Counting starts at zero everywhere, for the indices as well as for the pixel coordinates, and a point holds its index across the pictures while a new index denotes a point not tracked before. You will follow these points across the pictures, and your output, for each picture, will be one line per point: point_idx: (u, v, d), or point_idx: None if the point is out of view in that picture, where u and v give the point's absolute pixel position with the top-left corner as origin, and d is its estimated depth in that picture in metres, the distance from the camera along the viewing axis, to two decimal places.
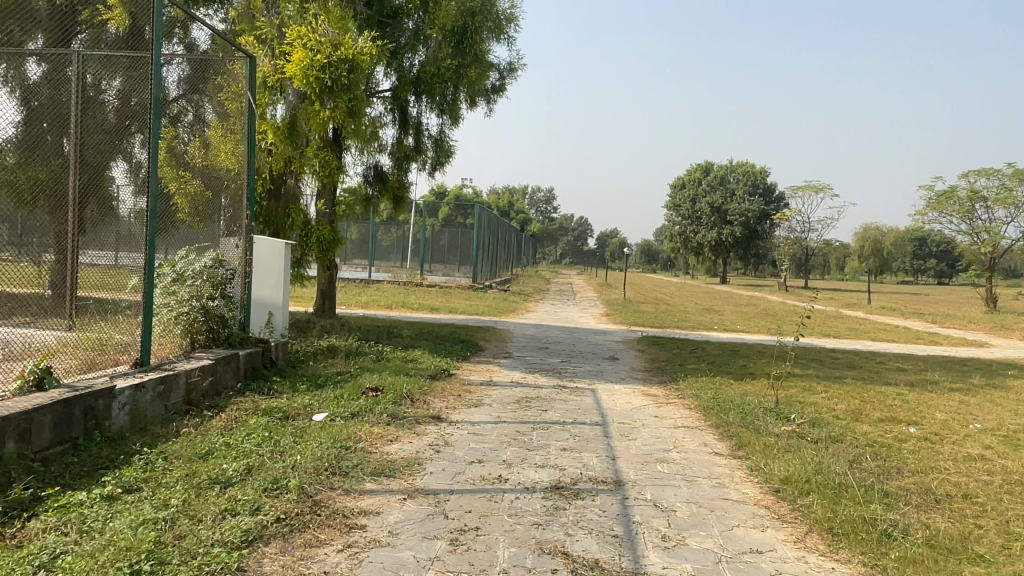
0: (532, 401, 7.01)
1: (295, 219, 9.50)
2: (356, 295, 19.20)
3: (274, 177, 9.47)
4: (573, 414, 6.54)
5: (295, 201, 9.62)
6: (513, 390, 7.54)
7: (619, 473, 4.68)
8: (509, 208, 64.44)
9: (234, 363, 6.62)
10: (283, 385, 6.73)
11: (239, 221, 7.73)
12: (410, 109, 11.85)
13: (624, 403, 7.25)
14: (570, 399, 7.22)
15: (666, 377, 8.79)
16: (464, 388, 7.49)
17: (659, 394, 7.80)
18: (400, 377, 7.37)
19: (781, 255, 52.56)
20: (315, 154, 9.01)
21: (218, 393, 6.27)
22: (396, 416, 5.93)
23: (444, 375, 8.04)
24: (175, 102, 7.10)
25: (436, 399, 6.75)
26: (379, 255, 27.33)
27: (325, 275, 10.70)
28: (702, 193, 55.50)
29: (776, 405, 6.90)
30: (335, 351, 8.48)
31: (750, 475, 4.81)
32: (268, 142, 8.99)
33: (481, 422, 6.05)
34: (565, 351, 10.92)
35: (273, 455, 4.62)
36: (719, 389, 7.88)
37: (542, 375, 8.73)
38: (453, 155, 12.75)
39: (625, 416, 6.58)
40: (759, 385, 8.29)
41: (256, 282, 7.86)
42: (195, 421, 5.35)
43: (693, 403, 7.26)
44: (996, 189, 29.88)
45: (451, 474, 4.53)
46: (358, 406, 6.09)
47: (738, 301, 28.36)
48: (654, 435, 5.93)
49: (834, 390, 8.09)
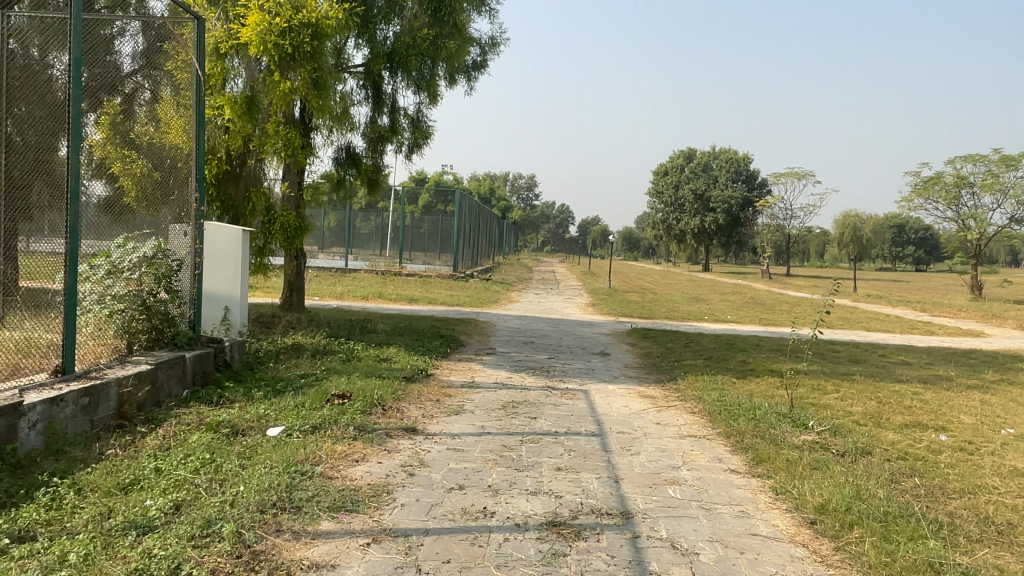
0: (519, 407, 6.27)
1: (256, 204, 8.54)
2: (332, 286, 18.34)
3: (231, 158, 8.60)
4: (565, 422, 5.81)
5: (257, 184, 8.75)
6: (497, 394, 6.79)
7: (625, 502, 3.96)
8: (490, 196, 63.64)
9: (179, 367, 5.79)
10: (237, 392, 5.90)
11: (187, 205, 6.76)
12: (384, 86, 10.99)
13: (621, 407, 6.53)
14: (561, 404, 6.49)
15: (664, 376, 8.10)
16: (443, 391, 6.71)
17: (658, 396, 7.09)
18: (371, 380, 6.58)
19: (764, 243, 52.27)
20: (275, 130, 8.07)
21: (159, 404, 5.43)
22: (364, 429, 5.15)
23: (421, 376, 7.26)
24: (129, 79, 6.64)
25: (411, 407, 5.97)
26: (357, 242, 26.71)
27: (292, 265, 9.85)
28: (685, 179, 55.06)
29: (789, 410, 6.23)
30: (300, 350, 7.65)
31: (776, 501, 4.12)
32: (226, 119, 8.10)
33: (462, 434, 5.30)
34: (552, 346, 10.20)
35: (211, 487, 3.83)
36: (724, 390, 7.20)
37: (529, 374, 7.98)
38: (432, 136, 11.91)
39: (624, 424, 5.86)
40: (766, 385, 7.61)
41: (208, 276, 7.10)
42: (123, 442, 4.54)
43: (698, 407, 6.56)
44: (982, 175, 29.56)
45: (426, 508, 3.76)
46: (320, 417, 5.30)
47: (724, 290, 27.84)
48: (660, 447, 5.22)
49: (845, 390, 7.43)
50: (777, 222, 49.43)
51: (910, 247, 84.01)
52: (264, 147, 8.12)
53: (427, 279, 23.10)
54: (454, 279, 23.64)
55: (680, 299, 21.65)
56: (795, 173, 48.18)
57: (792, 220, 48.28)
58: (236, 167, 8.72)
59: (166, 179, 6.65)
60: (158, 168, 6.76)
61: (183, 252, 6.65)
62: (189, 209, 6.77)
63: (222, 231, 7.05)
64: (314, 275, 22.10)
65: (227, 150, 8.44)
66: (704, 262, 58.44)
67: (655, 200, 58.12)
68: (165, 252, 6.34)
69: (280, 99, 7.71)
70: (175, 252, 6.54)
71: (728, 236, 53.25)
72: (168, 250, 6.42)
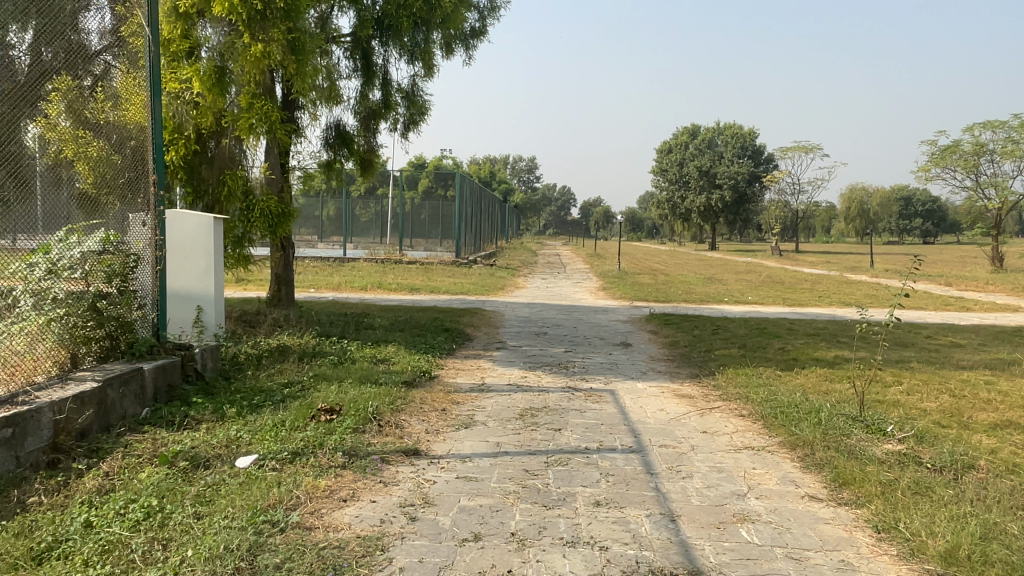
0: (539, 415, 5.35)
1: (233, 188, 7.56)
2: (328, 276, 17.40)
3: (201, 137, 7.56)
4: (595, 434, 4.88)
5: (233, 166, 7.64)
6: (512, 399, 5.86)
7: (691, 554, 3.05)
8: (490, 180, 62.61)
9: (136, 382, 4.88)
10: (204, 409, 4.97)
11: (143, 189, 5.69)
12: (374, 55, 10.05)
13: (657, 411, 5.60)
14: (588, 411, 5.56)
15: (699, 369, 7.16)
16: (450, 398, 5.79)
17: (697, 395, 6.16)
18: (365, 388, 5.66)
19: (771, 219, 51.08)
20: (249, 103, 7.07)
21: (108, 428, 4.52)
22: (355, 453, 4.24)
23: (424, 380, 6.34)
24: (98, 58, 5.53)
25: (412, 420, 5.05)
26: (357, 231, 26.14)
27: (279, 256, 8.94)
28: (690, 155, 53.60)
29: (857, 410, 5.31)
30: (286, 353, 6.72)
31: (883, 545, 3.22)
32: (194, 92, 7.09)
33: (474, 455, 4.38)
34: (568, 337, 9.27)
35: (150, 554, 2.92)
36: (771, 387, 6.27)
37: (546, 372, 7.05)
38: (429, 112, 10.90)
39: (666, 434, 4.93)
40: (817, 379, 6.67)
41: (175, 271, 6.22)
42: (52, 486, 3.63)
43: (747, 409, 5.63)
44: (1002, 142, 28.38)
45: (432, 573, 2.85)
46: (302, 440, 4.38)
47: (736, 269, 26.85)
48: (714, 466, 4.30)
49: (909, 384, 6.50)
50: (785, 197, 48.22)
51: (919, 219, 82.67)
52: (238, 125, 7.08)
53: (428, 266, 22.13)
54: (457, 266, 22.66)
55: (694, 280, 20.65)
56: (802, 146, 46.94)
57: (801, 195, 47.09)
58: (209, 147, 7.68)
59: (125, 159, 5.57)
60: (117, 148, 5.60)
61: (142, 243, 5.60)
62: (146, 194, 5.70)
63: (188, 221, 6.21)
64: (310, 265, 21.15)
65: (196, 128, 7.35)
66: (711, 240, 57.23)
67: (658, 178, 56.89)
68: (118, 244, 5.34)
69: (253, 67, 6.77)
70: (130, 244, 5.47)
71: (735, 214, 52.05)
72: (122, 242, 5.40)
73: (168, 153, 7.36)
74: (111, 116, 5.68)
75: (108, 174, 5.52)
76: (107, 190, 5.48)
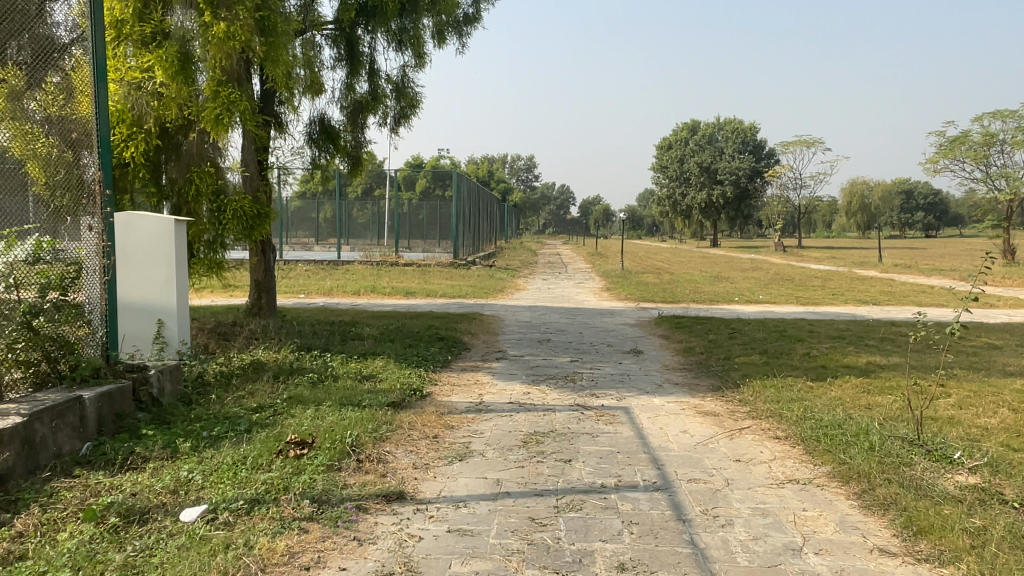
0: (545, 442, 4.64)
1: (200, 186, 6.79)
2: (320, 280, 16.72)
3: (166, 134, 6.85)
4: (612, 466, 4.17)
5: (199, 163, 6.90)
6: (513, 421, 5.14)
7: None
8: (487, 179, 61.83)
9: (73, 413, 4.17)
10: (155, 443, 4.26)
11: (88, 189, 4.91)
12: (360, 44, 9.31)
13: (679, 434, 4.90)
14: (600, 434, 4.84)
15: (721, 381, 6.45)
16: (443, 421, 5.07)
17: (722, 413, 5.45)
18: (345, 413, 4.95)
19: (774, 215, 50.27)
20: (215, 91, 6.35)
21: (36, 471, 3.80)
22: (326, 501, 3.53)
23: (414, 398, 5.64)
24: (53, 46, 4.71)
25: (398, 452, 4.33)
26: (354, 233, 25.48)
27: (258, 261, 8.23)
28: (690, 151, 52.93)
29: (912, 432, 4.60)
30: (260, 370, 6.00)
31: None
32: (157, 81, 6.39)
33: (469, 498, 3.67)
34: (574, 345, 8.55)
35: None
36: (806, 402, 5.55)
37: (550, 387, 6.34)
38: (421, 105, 10.17)
39: (694, 465, 4.22)
40: (855, 391, 5.95)
41: (132, 281, 5.54)
42: None
43: (783, 430, 4.92)
44: (1013, 132, 27.59)
45: None
46: (264, 483, 3.68)
47: (742, 266, 26.15)
48: (757, 508, 3.59)
49: (958, 396, 5.79)
50: (787, 192, 47.40)
51: (921, 212, 81.87)
52: (205, 117, 6.35)
53: (426, 268, 21.44)
54: (455, 267, 21.94)
55: (699, 279, 19.91)
56: (804, 140, 46.13)
57: (803, 190, 46.33)
58: (178, 142, 6.95)
59: (81, 159, 4.86)
60: (71, 147, 4.81)
61: (87, 250, 4.83)
62: (90, 194, 4.93)
63: (147, 224, 5.54)
64: (303, 269, 20.47)
65: (158, 122, 6.62)
66: (712, 237, 56.38)
67: (658, 174, 56.16)
68: (56, 251, 4.57)
69: (218, 50, 6.11)
70: (69, 252, 4.70)
71: (737, 210, 51.32)
72: (61, 248, 4.62)
73: (127, 149, 6.61)
74: (63, 110, 4.82)
75: (61, 174, 4.73)
76: (60, 193, 4.72)
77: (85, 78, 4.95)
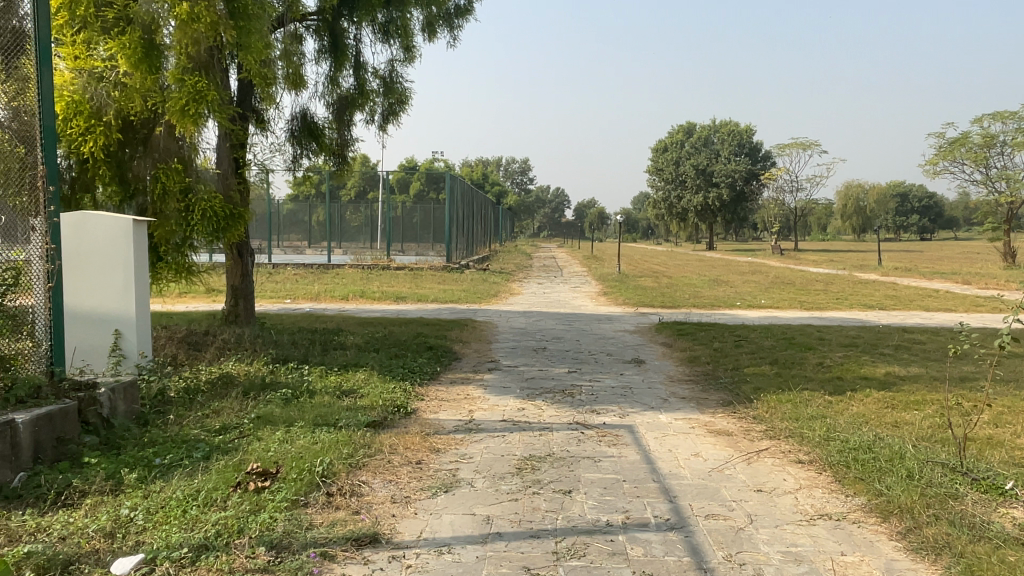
0: (543, 469, 4.12)
1: (167, 185, 6.27)
2: (308, 285, 16.17)
3: (131, 126, 6.35)
4: (618, 499, 3.66)
5: (167, 159, 6.39)
6: (506, 443, 4.63)
7: None
8: (482, 183, 61.38)
9: (3, 440, 3.64)
10: (97, 473, 3.74)
11: (32, 185, 4.32)
12: (345, 35, 8.81)
13: (691, 458, 4.40)
14: (604, 459, 4.33)
15: (731, 395, 5.96)
16: (428, 443, 4.56)
17: (736, 432, 4.95)
18: (318, 434, 4.43)
19: (770, 218, 49.89)
20: (180, 80, 5.84)
21: None
22: (287, 549, 3.00)
23: (397, 417, 5.13)
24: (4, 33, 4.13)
25: (374, 483, 3.82)
26: (346, 237, 25.03)
27: (234, 265, 7.72)
28: (686, 154, 52.56)
29: (953, 458, 4.11)
30: (229, 386, 5.47)
31: None
32: (120, 70, 5.90)
33: (453, 541, 3.15)
34: (571, 354, 8.05)
35: None
36: (826, 420, 5.06)
37: (547, 402, 5.83)
38: (410, 101, 9.67)
39: (711, 497, 3.72)
40: (878, 407, 5.47)
41: (88, 287, 5.05)
42: None
43: (806, 453, 4.42)
44: (1013, 134, 27.22)
45: None
46: (216, 525, 3.16)
47: (740, 270, 25.68)
48: (788, 552, 3.09)
49: (992, 412, 5.30)
50: (784, 195, 47.03)
51: (915, 215, 81.67)
52: (170, 108, 5.83)
53: (417, 272, 20.88)
54: (449, 271, 21.39)
55: (697, 282, 19.43)
56: (800, 142, 45.76)
57: (799, 193, 45.96)
58: (145, 137, 6.44)
59: (32, 155, 4.31)
60: (23, 142, 4.28)
61: (27, 255, 4.25)
62: (32, 188, 4.31)
63: (104, 225, 5.03)
64: (292, 272, 19.91)
65: (121, 115, 6.10)
66: (708, 241, 56.00)
67: (654, 177, 55.72)
68: None
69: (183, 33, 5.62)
70: (4, 254, 4.12)
71: (734, 213, 50.89)
72: None
73: (86, 143, 6.03)
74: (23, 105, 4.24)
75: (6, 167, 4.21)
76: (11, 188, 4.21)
77: (30, 62, 4.31)
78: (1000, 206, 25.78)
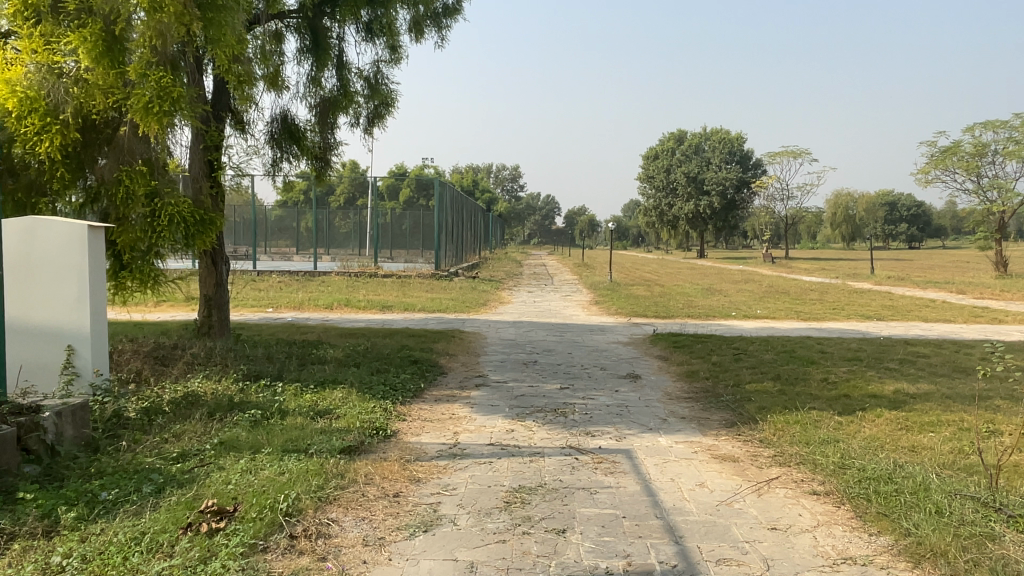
0: (534, 503, 3.72)
1: (131, 188, 5.83)
2: (292, 293, 15.73)
3: (93, 126, 5.92)
4: (618, 540, 3.27)
5: (132, 161, 5.92)
6: (494, 472, 4.23)
7: None
8: (472, 189, 61.02)
9: None
10: (31, 510, 3.31)
11: None
12: (327, 34, 8.43)
13: (696, 488, 4.01)
14: (600, 490, 3.94)
15: (734, 415, 5.59)
16: (408, 472, 4.16)
17: (742, 458, 4.57)
18: (286, 463, 4.02)
19: (761, 226, 49.81)
20: (143, 75, 5.43)
21: None
22: None
23: (375, 440, 4.72)
24: None
25: (345, 521, 3.41)
26: (334, 243, 24.65)
27: (207, 274, 7.28)
28: (677, 161, 52.39)
29: (983, 490, 3.74)
30: (194, 406, 5.04)
31: None
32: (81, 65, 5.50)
33: None
34: (563, 368, 7.66)
35: None
36: (839, 444, 4.69)
37: (538, 422, 5.44)
38: (396, 103, 9.29)
39: (722, 538, 3.33)
40: (891, 429, 5.11)
41: (39, 299, 4.64)
42: None
43: (821, 483, 4.05)
44: (1005, 142, 27.13)
45: None
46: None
47: (732, 280, 25.37)
48: None
49: (1014, 436, 4.95)
50: (774, 203, 46.93)
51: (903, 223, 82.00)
52: (132, 104, 5.42)
53: (405, 279, 20.46)
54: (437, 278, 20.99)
55: (691, 292, 19.13)
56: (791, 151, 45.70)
57: (790, 201, 45.88)
58: (109, 137, 6.01)
59: None
60: None
61: None
62: None
63: (56, 231, 4.60)
64: (277, 279, 19.48)
65: (81, 113, 5.68)
66: (699, 249, 55.87)
67: (645, 184, 55.58)
68: None
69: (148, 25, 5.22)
70: None
71: (724, 221, 50.78)
72: None
73: (41, 143, 5.60)
74: None
75: None
76: None
77: None
78: (992, 215, 25.64)
